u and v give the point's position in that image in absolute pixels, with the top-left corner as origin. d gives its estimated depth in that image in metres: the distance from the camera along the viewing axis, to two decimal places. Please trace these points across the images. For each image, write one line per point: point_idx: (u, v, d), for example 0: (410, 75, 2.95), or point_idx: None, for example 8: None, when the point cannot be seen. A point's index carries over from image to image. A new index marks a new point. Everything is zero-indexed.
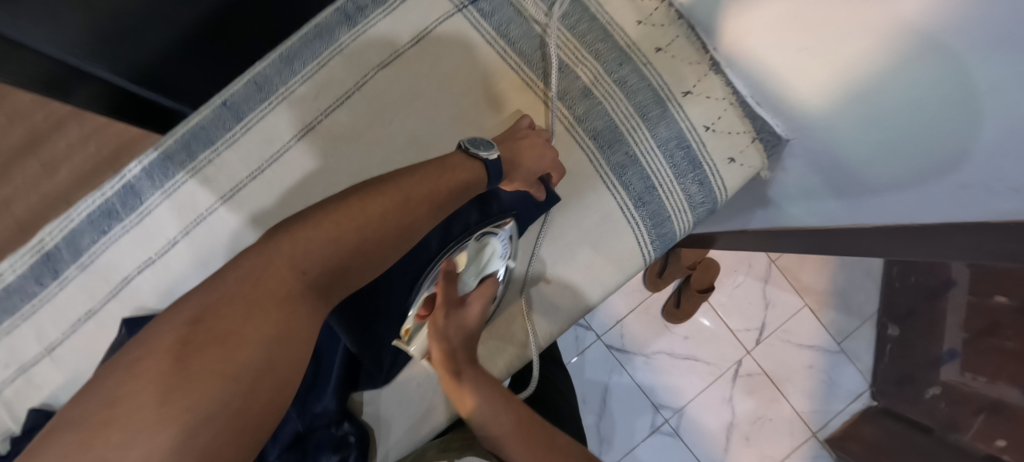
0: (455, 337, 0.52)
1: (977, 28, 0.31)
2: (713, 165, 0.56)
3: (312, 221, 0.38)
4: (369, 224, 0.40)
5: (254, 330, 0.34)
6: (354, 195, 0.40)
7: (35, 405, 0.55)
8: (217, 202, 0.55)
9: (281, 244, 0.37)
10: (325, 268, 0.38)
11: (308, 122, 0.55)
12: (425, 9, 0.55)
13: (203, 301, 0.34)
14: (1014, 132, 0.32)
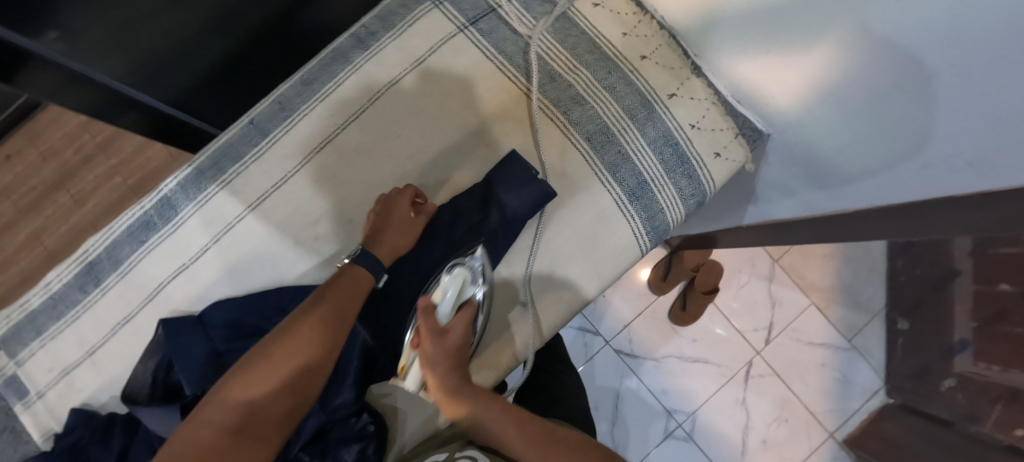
0: (449, 365, 0.53)
1: (918, 18, 0.35)
2: (701, 160, 0.60)
3: (262, 352, 0.44)
4: (314, 355, 0.45)
5: (242, 453, 0.39)
6: (298, 319, 0.46)
7: (76, 406, 0.58)
8: (244, 211, 0.59)
9: (238, 378, 0.42)
10: (281, 399, 0.43)
11: (325, 135, 0.60)
12: (430, 31, 0.61)
13: (183, 440, 0.38)
14: (962, 107, 0.35)
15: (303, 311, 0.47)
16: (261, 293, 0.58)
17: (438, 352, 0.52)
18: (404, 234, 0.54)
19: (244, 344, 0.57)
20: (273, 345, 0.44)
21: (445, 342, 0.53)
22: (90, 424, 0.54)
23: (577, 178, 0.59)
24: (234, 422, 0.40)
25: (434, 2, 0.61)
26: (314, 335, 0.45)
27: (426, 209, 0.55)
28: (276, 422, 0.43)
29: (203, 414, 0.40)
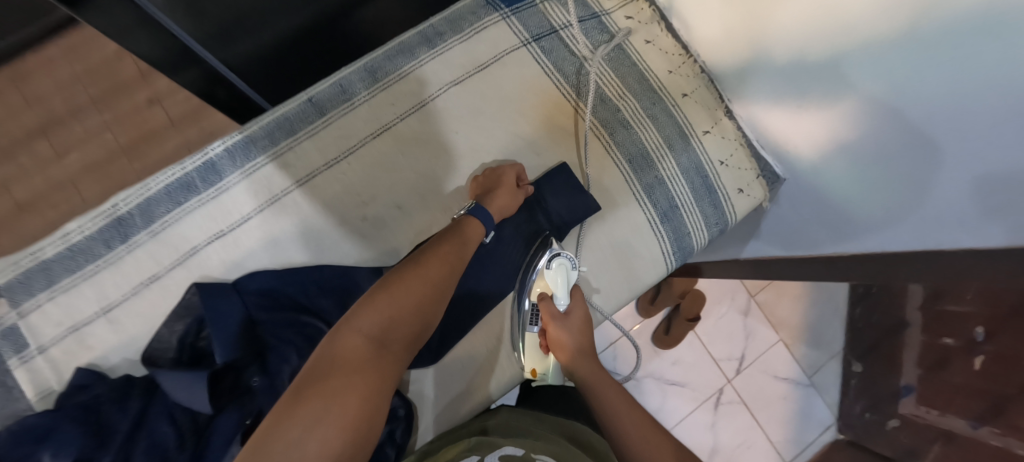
0: (582, 350, 0.59)
1: (936, 93, 0.42)
2: (726, 194, 0.66)
3: (396, 278, 0.49)
4: (438, 290, 0.50)
5: (368, 354, 0.43)
6: (427, 255, 0.51)
7: (82, 365, 0.55)
8: (293, 185, 0.60)
9: (379, 298, 0.47)
10: (415, 321, 0.48)
11: (384, 124, 0.62)
12: (496, 41, 0.65)
13: (327, 346, 0.43)
14: (964, 172, 0.42)
15: (431, 247, 0.52)
16: (301, 267, 0.58)
17: (572, 337, 0.58)
18: (510, 199, 0.59)
19: (281, 316, 0.58)
20: (406, 274, 0.49)
21: (574, 323, 0.59)
22: (106, 383, 0.53)
23: (615, 195, 0.63)
24: (378, 336, 0.45)
25: (503, 15, 0.65)
26: (438, 272, 0.51)
27: (527, 191, 0.60)
28: (409, 341, 0.48)
29: (353, 323, 0.45)
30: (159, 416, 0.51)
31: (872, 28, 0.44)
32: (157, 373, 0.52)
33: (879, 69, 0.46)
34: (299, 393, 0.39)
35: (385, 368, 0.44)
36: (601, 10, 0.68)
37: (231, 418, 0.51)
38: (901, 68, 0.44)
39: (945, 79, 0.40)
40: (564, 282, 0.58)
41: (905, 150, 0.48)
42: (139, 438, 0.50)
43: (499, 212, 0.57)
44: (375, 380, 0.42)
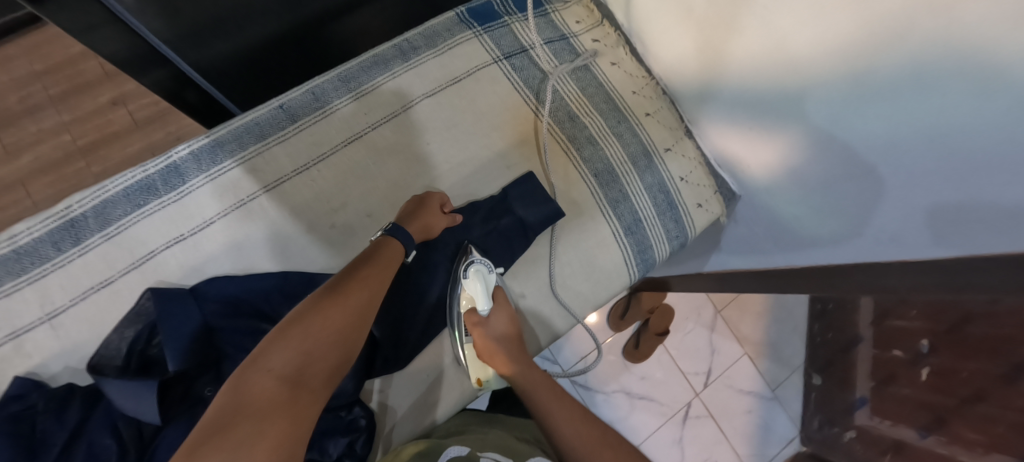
0: (511, 348, 0.60)
1: (884, 126, 0.46)
2: (687, 209, 0.70)
3: (314, 306, 0.44)
4: (361, 315, 0.46)
5: (279, 392, 0.38)
6: (348, 279, 0.48)
7: (21, 374, 0.52)
8: (260, 191, 0.59)
9: (294, 331, 0.42)
10: (335, 351, 0.43)
11: (355, 132, 0.63)
12: (469, 57, 0.67)
13: (233, 391, 0.38)
14: (909, 194, 0.47)
15: (349, 273, 0.49)
16: (264, 274, 0.57)
17: (498, 345, 0.60)
18: (434, 222, 0.58)
19: (243, 324, 0.56)
20: (327, 300, 0.45)
21: (495, 330, 0.60)
22: (44, 392, 0.50)
23: (582, 205, 0.66)
24: (292, 373, 0.40)
25: (476, 33, 0.68)
26: (361, 295, 0.47)
27: (454, 219, 0.59)
28: (328, 375, 0.42)
29: (262, 361, 0.40)
30: (98, 429, 0.49)
31: (836, 72, 0.47)
32: (101, 382, 0.49)
33: (841, 107, 0.49)
34: (195, 448, 0.32)
35: (304, 407, 0.38)
36: (569, 33, 0.72)
37: (178, 431, 0.50)
38: (855, 98, 0.47)
39: (904, 113, 0.43)
40: (484, 286, 0.59)
41: (859, 169, 0.51)
42: (78, 449, 0.48)
43: (419, 232, 0.56)
44: (289, 423, 0.36)
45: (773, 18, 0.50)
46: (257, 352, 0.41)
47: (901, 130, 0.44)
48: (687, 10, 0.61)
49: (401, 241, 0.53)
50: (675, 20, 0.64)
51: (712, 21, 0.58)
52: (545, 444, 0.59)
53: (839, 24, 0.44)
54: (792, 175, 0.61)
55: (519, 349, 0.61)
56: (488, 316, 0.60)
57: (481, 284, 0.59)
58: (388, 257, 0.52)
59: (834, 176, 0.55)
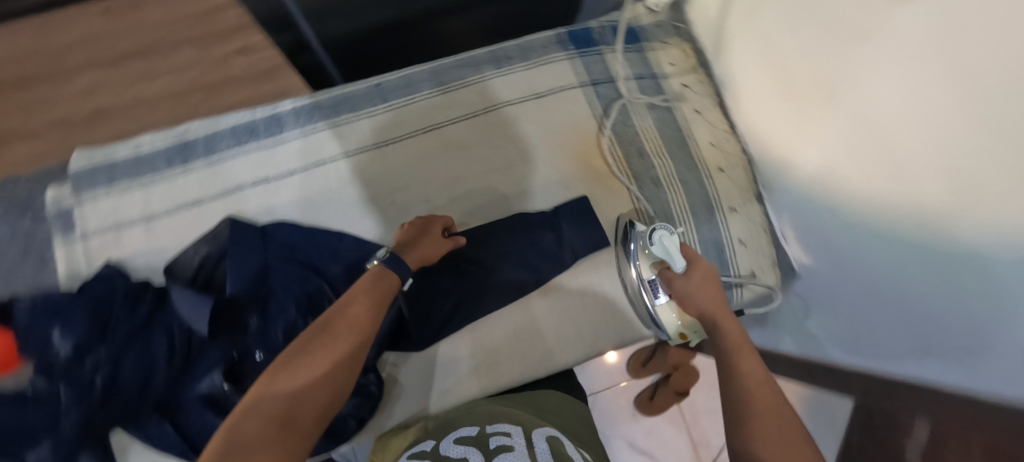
0: (711, 293, 0.50)
1: (969, 237, 0.40)
2: (739, 273, 0.67)
3: (309, 342, 0.44)
4: (357, 351, 0.45)
5: (273, 435, 0.36)
6: (347, 313, 0.47)
7: (112, 260, 0.60)
8: (340, 155, 0.65)
9: (284, 374, 0.41)
10: (329, 386, 0.42)
11: (435, 122, 0.67)
12: (557, 76, 0.70)
13: (225, 432, 0.36)
14: (989, 326, 0.40)
15: (340, 307, 0.47)
16: (324, 229, 0.63)
17: (692, 296, 0.50)
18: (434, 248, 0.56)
19: (294, 270, 0.61)
20: (323, 336, 0.44)
21: (697, 277, 0.51)
22: (126, 283, 0.58)
23: None
24: (283, 410, 0.39)
25: (569, 55, 0.70)
26: (358, 328, 0.46)
27: (456, 242, 0.59)
28: (320, 410, 0.41)
29: (252, 405, 0.38)
30: (157, 329, 0.56)
31: (931, 185, 0.43)
32: (170, 285, 0.56)
33: (940, 223, 0.42)
34: None
35: (295, 449, 0.37)
36: (659, 73, 0.72)
37: (216, 353, 0.56)
38: (944, 202, 0.42)
39: (994, 233, 0.37)
40: (667, 246, 0.53)
41: (923, 295, 0.47)
42: (136, 342, 0.55)
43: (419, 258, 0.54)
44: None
45: (881, 111, 0.47)
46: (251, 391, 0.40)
47: (988, 291, 0.39)
48: (786, 73, 0.58)
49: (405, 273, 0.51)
50: (776, 95, 0.61)
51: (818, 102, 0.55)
52: (552, 407, 0.58)
53: (952, 134, 0.40)
54: (862, 282, 0.55)
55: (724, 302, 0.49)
56: (687, 267, 0.52)
57: (671, 245, 0.53)
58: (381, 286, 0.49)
59: (898, 292, 0.50)
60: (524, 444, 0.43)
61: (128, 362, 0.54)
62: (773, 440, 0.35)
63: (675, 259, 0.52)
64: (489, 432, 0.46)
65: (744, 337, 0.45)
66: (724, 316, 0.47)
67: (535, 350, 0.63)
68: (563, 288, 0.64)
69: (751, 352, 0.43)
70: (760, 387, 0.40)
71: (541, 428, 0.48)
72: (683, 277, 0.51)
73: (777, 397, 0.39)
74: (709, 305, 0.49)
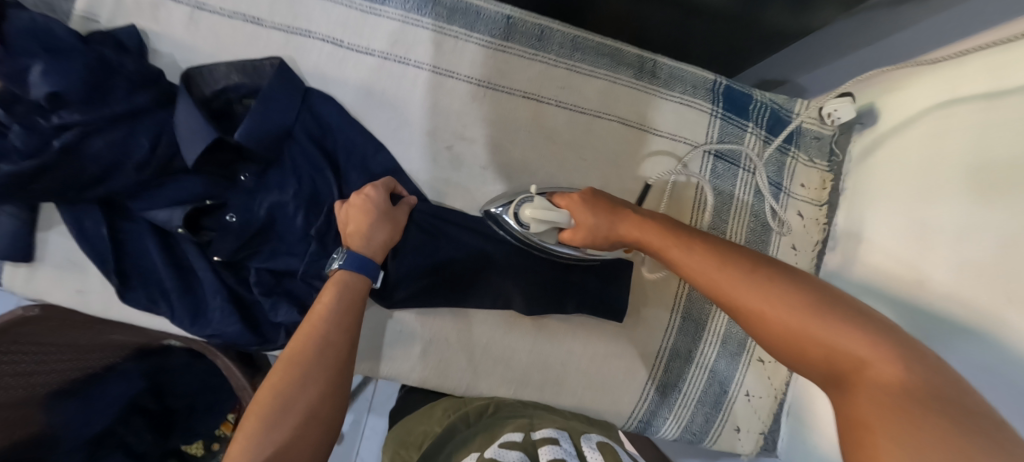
0: (603, 204, 0.49)
1: None
2: (724, 421, 0.61)
3: (281, 384, 0.39)
4: (338, 374, 0.42)
5: None
6: (317, 336, 0.42)
7: (138, 27, 0.52)
8: (426, 67, 0.56)
9: (260, 424, 0.37)
10: (316, 425, 0.38)
11: (538, 94, 0.57)
12: (686, 125, 0.60)
13: None
14: None
15: (309, 333, 0.42)
16: (367, 131, 0.55)
17: (594, 236, 0.48)
18: (383, 230, 0.50)
19: (313, 154, 0.53)
20: (295, 374, 0.40)
21: (595, 203, 0.49)
22: (138, 60, 0.49)
23: (647, 330, 0.59)
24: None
25: (711, 112, 0.61)
26: (334, 352, 0.42)
27: (407, 201, 0.53)
28: (311, 449, 0.38)
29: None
30: (144, 129, 0.48)
31: None
32: (182, 93, 0.48)
33: None
34: None
35: None
36: (786, 186, 0.63)
37: (193, 184, 0.50)
38: None
39: None
40: (543, 209, 0.51)
41: None
42: (118, 128, 0.48)
43: (380, 251, 0.50)
44: None
45: None
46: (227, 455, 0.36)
47: None
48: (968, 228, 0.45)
49: (364, 272, 0.47)
50: (908, 279, 0.50)
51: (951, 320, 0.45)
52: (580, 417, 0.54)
53: None
54: None
55: (614, 204, 0.49)
56: (570, 214, 0.50)
57: (538, 212, 0.50)
58: (348, 302, 0.45)
59: None
60: (576, 456, 0.39)
61: (97, 143, 0.47)
62: (836, 347, 0.31)
63: (554, 216, 0.50)
64: (536, 439, 0.43)
65: (675, 224, 0.45)
66: (651, 220, 0.46)
67: (491, 373, 0.57)
68: (554, 331, 0.58)
69: (707, 246, 0.41)
70: (744, 281, 0.36)
71: (587, 436, 0.47)
72: (583, 232, 0.49)
73: (785, 277, 0.36)
74: (632, 232, 0.46)
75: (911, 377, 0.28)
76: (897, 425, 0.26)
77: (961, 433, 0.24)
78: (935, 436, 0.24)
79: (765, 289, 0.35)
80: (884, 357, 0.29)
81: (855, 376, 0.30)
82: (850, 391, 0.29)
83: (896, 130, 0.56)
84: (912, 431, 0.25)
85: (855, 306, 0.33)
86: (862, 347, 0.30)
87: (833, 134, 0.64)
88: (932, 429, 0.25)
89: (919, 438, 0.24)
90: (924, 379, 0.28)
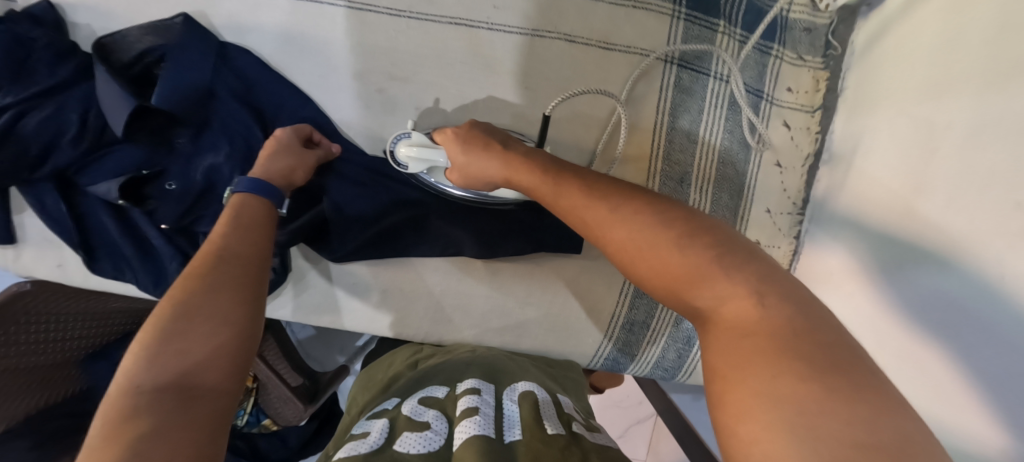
0: (476, 137, 0.43)
1: None
2: (699, 356, 0.58)
3: (180, 296, 0.36)
4: (248, 286, 0.39)
5: (155, 413, 0.29)
6: (219, 252, 0.40)
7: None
8: (343, 2, 0.50)
9: (161, 333, 0.34)
10: (230, 332, 0.36)
11: (469, 18, 0.51)
12: (643, 32, 0.52)
13: (113, 408, 0.29)
14: None
15: (212, 252, 0.40)
16: (291, 83, 0.52)
17: (473, 174, 0.42)
18: (288, 164, 0.48)
19: (239, 112, 0.51)
20: (197, 287, 0.37)
21: (468, 134, 0.44)
22: (51, 34, 0.48)
23: (609, 266, 0.56)
24: (173, 380, 0.32)
25: (674, 13, 0.52)
26: (240, 265, 0.40)
27: (327, 150, 0.51)
28: (228, 359, 0.35)
29: (129, 376, 0.31)
30: (72, 104, 0.49)
31: None
32: (98, 66, 0.47)
33: None
34: (132, 413, 0.29)
35: (202, 406, 0.31)
36: (771, 92, 0.54)
37: (127, 153, 0.51)
38: None
39: None
40: (425, 153, 0.47)
41: None
42: (47, 105, 0.48)
43: (279, 177, 0.47)
44: (185, 422, 0.29)
45: None
46: (121, 373, 0.32)
47: None
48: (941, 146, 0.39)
49: (261, 194, 0.45)
50: (906, 195, 0.42)
51: (926, 248, 0.39)
52: (512, 358, 0.53)
53: None
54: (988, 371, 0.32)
55: (489, 139, 0.42)
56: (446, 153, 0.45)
57: (415, 151, 0.48)
58: (246, 227, 0.43)
59: None
60: (493, 406, 0.39)
61: (31, 123, 0.48)
62: (701, 278, 0.26)
63: (431, 154, 0.47)
64: (458, 392, 0.42)
65: (549, 160, 0.38)
66: (527, 153, 0.39)
67: (449, 319, 0.57)
68: (508, 274, 0.56)
69: (578, 178, 0.34)
70: (609, 208, 0.30)
71: (513, 385, 0.44)
72: (457, 171, 0.44)
73: (663, 209, 0.30)
74: (504, 173, 0.39)
75: (770, 318, 0.23)
76: (754, 369, 0.21)
77: (815, 374, 0.20)
78: (785, 388, 0.20)
79: (626, 221, 0.29)
80: (739, 293, 0.25)
81: (711, 320, 0.25)
82: (711, 336, 0.25)
83: (905, 11, 0.45)
84: (770, 376, 0.21)
85: (734, 240, 0.28)
86: (728, 284, 0.25)
87: (829, 23, 0.52)
88: (792, 375, 0.20)
89: (780, 383, 0.20)
90: (792, 313, 0.23)
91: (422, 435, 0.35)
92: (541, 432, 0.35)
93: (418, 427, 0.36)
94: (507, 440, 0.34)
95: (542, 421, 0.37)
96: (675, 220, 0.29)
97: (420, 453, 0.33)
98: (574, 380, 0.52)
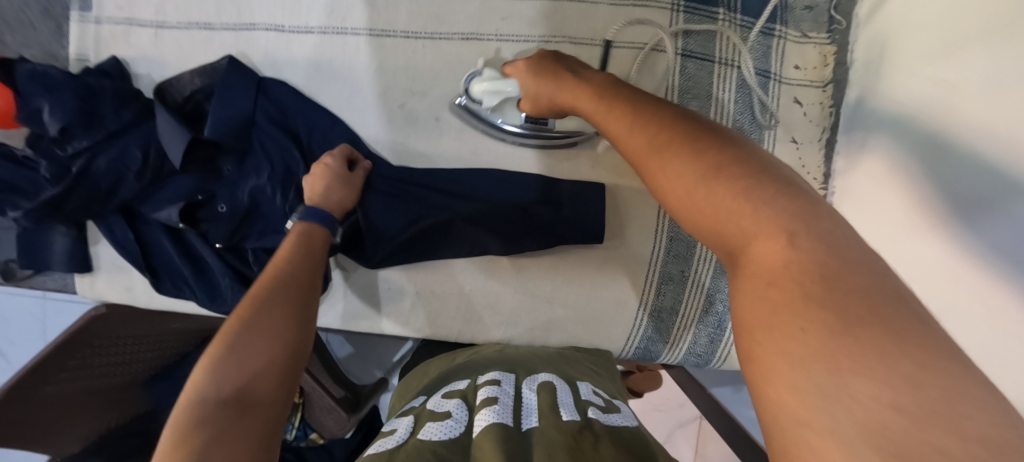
0: (542, 69, 0.46)
1: None
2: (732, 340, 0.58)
3: (240, 315, 0.40)
4: (298, 305, 0.43)
5: (219, 417, 0.32)
6: (274, 277, 0.44)
7: (118, 56, 0.58)
8: (364, 31, 0.56)
9: (224, 347, 0.37)
10: (282, 347, 0.39)
11: (478, 32, 0.55)
12: (644, 27, 0.54)
13: (182, 412, 0.33)
14: None
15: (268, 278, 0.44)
16: (322, 107, 0.57)
17: (540, 100, 0.46)
18: (326, 180, 0.52)
19: (276, 137, 0.56)
20: (255, 308, 0.41)
21: (536, 68, 0.46)
22: (117, 84, 0.55)
23: (631, 255, 0.57)
24: (233, 390, 0.35)
25: (673, 6, 0.54)
26: (291, 287, 0.44)
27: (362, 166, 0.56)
28: (279, 372, 0.38)
29: (197, 385, 0.35)
30: (135, 142, 0.55)
31: None
32: (157, 106, 0.54)
33: None
34: (198, 418, 0.32)
35: (255, 415, 0.34)
36: (778, 71, 0.54)
37: (184, 182, 0.57)
38: None
39: None
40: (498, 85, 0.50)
41: None
42: (114, 144, 0.55)
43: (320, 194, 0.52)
44: (242, 428, 0.32)
45: None
46: (190, 383, 0.35)
47: None
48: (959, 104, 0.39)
49: (313, 222, 0.51)
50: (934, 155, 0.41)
51: (978, 196, 0.36)
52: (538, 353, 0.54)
53: None
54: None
55: (553, 73, 0.44)
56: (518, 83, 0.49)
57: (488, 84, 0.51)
58: (298, 254, 0.48)
59: None
60: (512, 395, 0.40)
61: (102, 161, 0.54)
62: (728, 221, 0.24)
63: (503, 85, 0.50)
64: (479, 383, 0.43)
65: (614, 83, 0.38)
66: (591, 81, 0.40)
67: (480, 317, 0.59)
68: (534, 269, 0.58)
69: (629, 105, 0.34)
70: (659, 136, 0.29)
71: (534, 374, 0.45)
72: (530, 102, 0.47)
73: (712, 139, 0.28)
74: (569, 100, 0.41)
75: (799, 256, 0.21)
76: (782, 320, 0.20)
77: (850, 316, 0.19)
78: (816, 333, 0.19)
79: (682, 158, 0.27)
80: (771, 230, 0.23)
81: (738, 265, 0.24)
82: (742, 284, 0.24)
83: None
84: (790, 317, 0.20)
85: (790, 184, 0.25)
86: (762, 217, 0.23)
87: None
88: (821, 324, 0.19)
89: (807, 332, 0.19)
90: (829, 252, 0.21)
91: (443, 423, 0.36)
92: (555, 417, 0.36)
93: (440, 416, 0.37)
94: (524, 428, 0.35)
95: (557, 406, 0.37)
96: (721, 150, 0.27)
97: (442, 439, 0.34)
98: (603, 370, 0.52)
